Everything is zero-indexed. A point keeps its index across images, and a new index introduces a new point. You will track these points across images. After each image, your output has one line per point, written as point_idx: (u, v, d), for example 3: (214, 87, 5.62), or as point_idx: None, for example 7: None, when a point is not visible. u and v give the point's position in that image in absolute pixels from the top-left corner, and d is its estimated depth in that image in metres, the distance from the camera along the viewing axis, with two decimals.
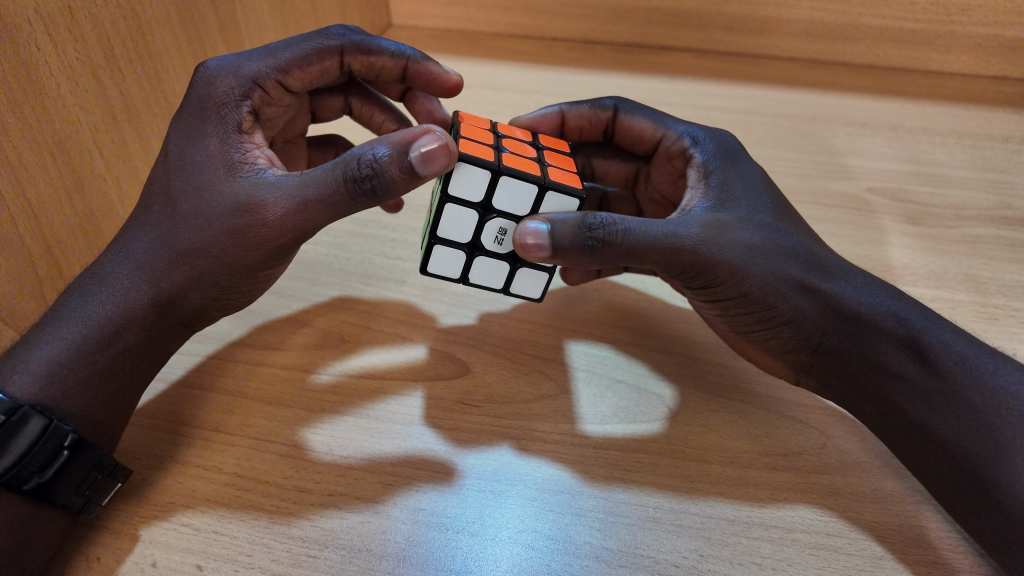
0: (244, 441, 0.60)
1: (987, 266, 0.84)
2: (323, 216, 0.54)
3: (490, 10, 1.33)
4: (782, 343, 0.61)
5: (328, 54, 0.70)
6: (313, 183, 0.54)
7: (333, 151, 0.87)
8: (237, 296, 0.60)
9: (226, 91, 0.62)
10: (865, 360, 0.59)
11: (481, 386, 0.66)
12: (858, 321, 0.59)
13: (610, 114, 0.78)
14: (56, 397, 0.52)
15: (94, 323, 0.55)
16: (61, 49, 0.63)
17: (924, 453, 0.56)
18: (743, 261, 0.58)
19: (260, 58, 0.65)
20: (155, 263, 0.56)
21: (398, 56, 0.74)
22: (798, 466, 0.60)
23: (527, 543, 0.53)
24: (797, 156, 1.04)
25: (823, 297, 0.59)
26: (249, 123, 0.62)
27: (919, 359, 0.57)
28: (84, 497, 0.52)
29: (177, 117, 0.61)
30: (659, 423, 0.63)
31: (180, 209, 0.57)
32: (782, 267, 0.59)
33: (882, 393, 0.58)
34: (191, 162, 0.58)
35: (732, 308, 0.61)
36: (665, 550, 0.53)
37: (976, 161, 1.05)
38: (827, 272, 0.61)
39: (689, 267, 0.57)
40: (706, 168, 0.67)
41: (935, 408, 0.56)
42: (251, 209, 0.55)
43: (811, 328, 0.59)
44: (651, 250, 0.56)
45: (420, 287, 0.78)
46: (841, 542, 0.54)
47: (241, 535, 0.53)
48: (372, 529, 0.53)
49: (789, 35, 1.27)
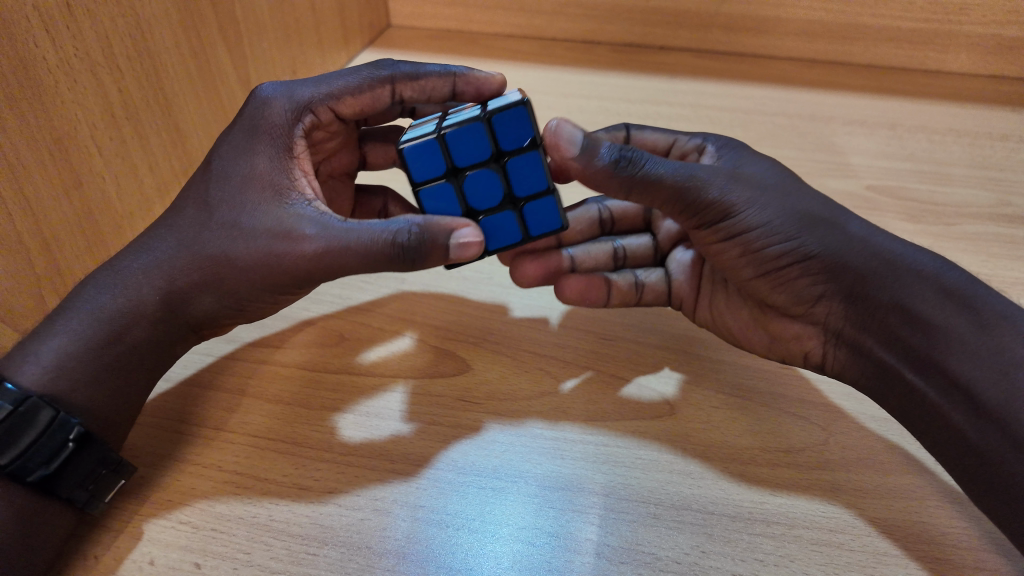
0: (242, 438, 0.59)
1: (987, 263, 0.84)
2: (352, 265, 0.55)
3: (488, 11, 1.33)
4: (813, 290, 0.62)
5: (381, 83, 0.68)
6: (353, 232, 0.54)
7: (380, 201, 0.81)
8: (252, 309, 0.59)
9: (279, 114, 0.63)
10: (903, 312, 0.58)
11: (481, 383, 0.65)
12: (896, 268, 0.59)
13: (624, 136, 0.76)
14: (65, 388, 0.52)
15: (106, 316, 0.55)
16: (60, 46, 0.63)
17: (965, 419, 0.54)
18: (759, 194, 0.61)
19: (313, 85, 0.66)
20: (177, 264, 0.57)
21: (445, 75, 0.69)
22: (799, 462, 0.60)
23: (527, 540, 0.53)
24: (796, 154, 1.04)
25: (851, 237, 0.61)
26: (300, 150, 0.63)
27: (964, 310, 0.57)
28: (88, 491, 0.51)
29: (229, 129, 0.62)
30: (661, 420, 0.63)
31: (215, 216, 0.57)
32: (801, 206, 0.62)
33: (926, 350, 0.56)
34: (237, 176, 0.59)
35: (753, 248, 0.62)
36: (667, 546, 0.53)
37: (974, 159, 1.05)
38: (850, 219, 0.63)
39: (703, 201, 0.61)
40: (717, 154, 0.69)
41: (980, 363, 0.54)
42: (288, 237, 0.55)
43: (845, 270, 0.60)
44: (668, 178, 0.60)
45: (421, 285, 0.77)
46: (843, 538, 0.54)
47: (240, 532, 0.52)
48: (372, 526, 0.53)
49: (787, 34, 1.27)
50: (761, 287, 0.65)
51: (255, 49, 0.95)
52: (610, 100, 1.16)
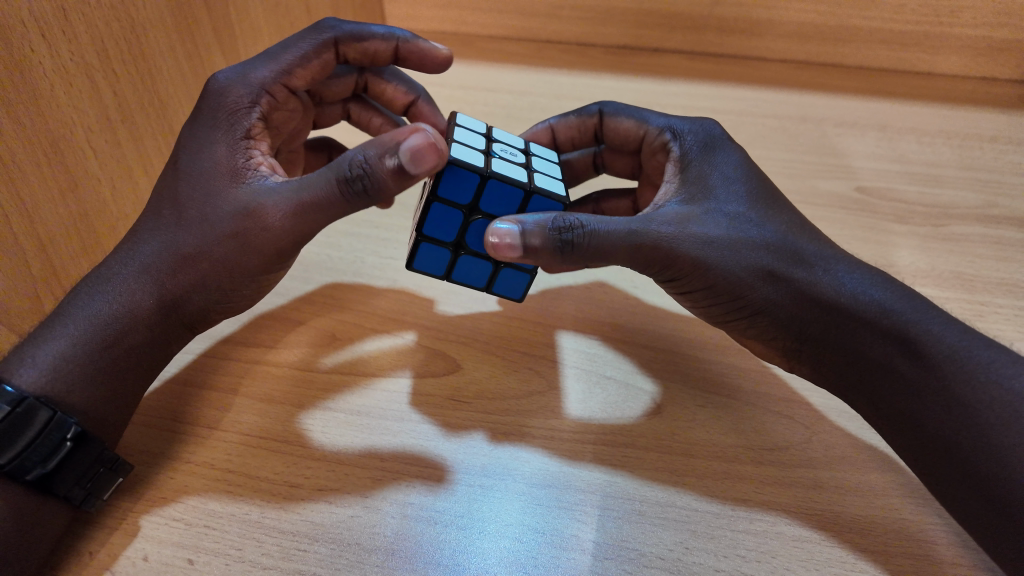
0: (235, 436, 0.60)
1: (973, 264, 0.85)
2: (317, 217, 0.56)
3: (483, 13, 1.34)
4: (761, 332, 0.61)
5: (325, 47, 0.72)
6: (308, 187, 0.56)
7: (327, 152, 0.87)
8: (239, 298, 0.61)
9: (237, 100, 0.64)
10: (851, 354, 0.57)
11: (471, 382, 0.66)
12: (836, 310, 0.57)
13: (596, 121, 0.79)
14: (60, 391, 0.53)
15: (101, 322, 0.56)
16: (54, 50, 0.64)
17: (912, 443, 0.55)
18: (704, 247, 0.58)
19: (265, 64, 0.68)
20: (161, 267, 0.57)
21: (389, 38, 0.76)
22: (784, 460, 0.61)
23: (514, 537, 0.54)
24: (786, 156, 1.05)
25: (796, 286, 0.58)
26: (258, 131, 0.65)
27: (908, 349, 0.55)
28: (85, 490, 0.52)
29: (190, 122, 0.63)
30: (648, 419, 0.64)
31: (185, 213, 0.58)
32: (749, 257, 0.58)
33: (874, 387, 0.57)
34: (198, 168, 0.59)
35: (700, 298, 0.61)
36: (651, 543, 0.54)
37: (963, 160, 1.06)
38: (803, 260, 0.59)
39: (657, 258, 0.58)
40: (682, 160, 0.67)
41: (924, 399, 0.54)
42: (252, 214, 0.56)
43: (789, 322, 0.58)
44: (613, 246, 0.57)
45: (413, 285, 0.78)
46: (823, 535, 0.55)
47: (232, 529, 0.53)
48: (362, 523, 0.54)
49: (780, 36, 1.28)
50: (716, 324, 0.64)
51: (249, 51, 0.95)
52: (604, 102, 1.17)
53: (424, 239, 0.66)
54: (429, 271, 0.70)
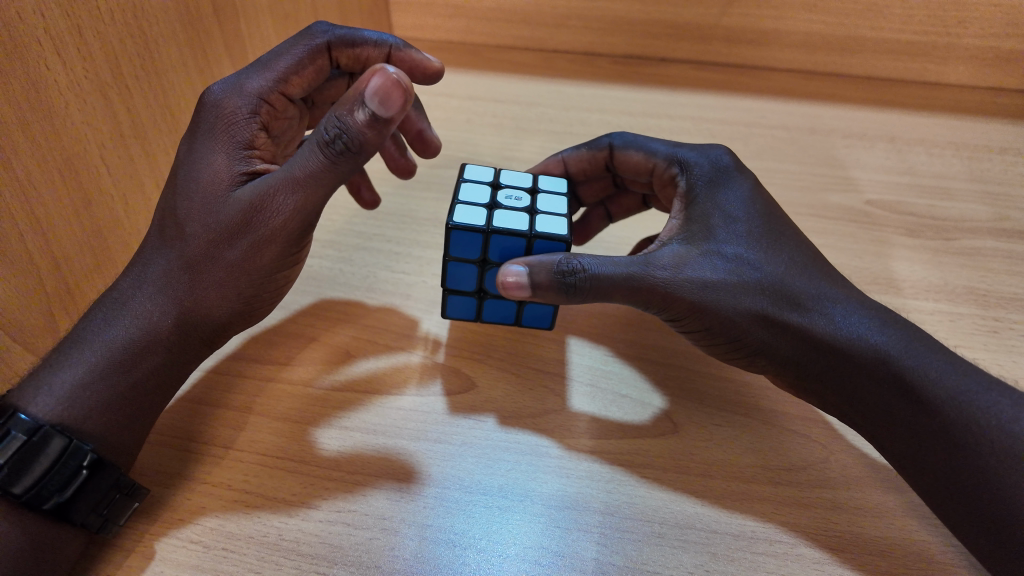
0: (251, 457, 0.60)
1: (985, 278, 0.85)
2: (317, 194, 0.56)
3: (490, 23, 1.34)
4: (763, 369, 0.62)
5: (318, 53, 0.71)
6: (297, 162, 0.56)
7: None
8: (255, 306, 0.62)
9: (236, 111, 0.63)
10: (850, 395, 0.58)
11: (486, 401, 0.66)
12: (835, 354, 0.57)
13: (605, 155, 0.78)
14: (78, 417, 0.53)
15: (118, 347, 0.56)
16: (69, 68, 0.64)
17: (919, 476, 0.55)
18: (700, 292, 0.58)
19: (258, 74, 0.67)
20: (172, 285, 0.58)
21: (381, 45, 0.77)
22: (802, 480, 0.60)
23: (534, 559, 0.54)
24: (796, 168, 1.05)
25: (791, 331, 0.58)
26: (259, 139, 0.64)
27: (904, 395, 0.55)
28: (102, 516, 0.52)
29: (188, 136, 0.62)
30: (664, 438, 0.63)
31: (189, 224, 0.58)
32: (745, 302, 0.59)
33: (875, 423, 0.57)
34: (197, 179, 0.59)
35: (700, 336, 0.62)
36: (671, 565, 0.54)
37: (972, 172, 1.06)
38: (801, 305, 0.59)
39: (654, 300, 0.59)
40: (687, 196, 0.67)
41: (925, 440, 0.54)
42: (256, 206, 0.56)
43: (784, 362, 0.59)
44: (613, 290, 0.58)
45: (426, 301, 0.78)
46: (843, 557, 0.55)
47: (251, 552, 0.53)
48: (380, 545, 0.54)
49: (787, 46, 1.28)
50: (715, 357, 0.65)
51: None
52: (612, 113, 1.17)
53: (450, 292, 0.69)
54: (461, 316, 0.72)
